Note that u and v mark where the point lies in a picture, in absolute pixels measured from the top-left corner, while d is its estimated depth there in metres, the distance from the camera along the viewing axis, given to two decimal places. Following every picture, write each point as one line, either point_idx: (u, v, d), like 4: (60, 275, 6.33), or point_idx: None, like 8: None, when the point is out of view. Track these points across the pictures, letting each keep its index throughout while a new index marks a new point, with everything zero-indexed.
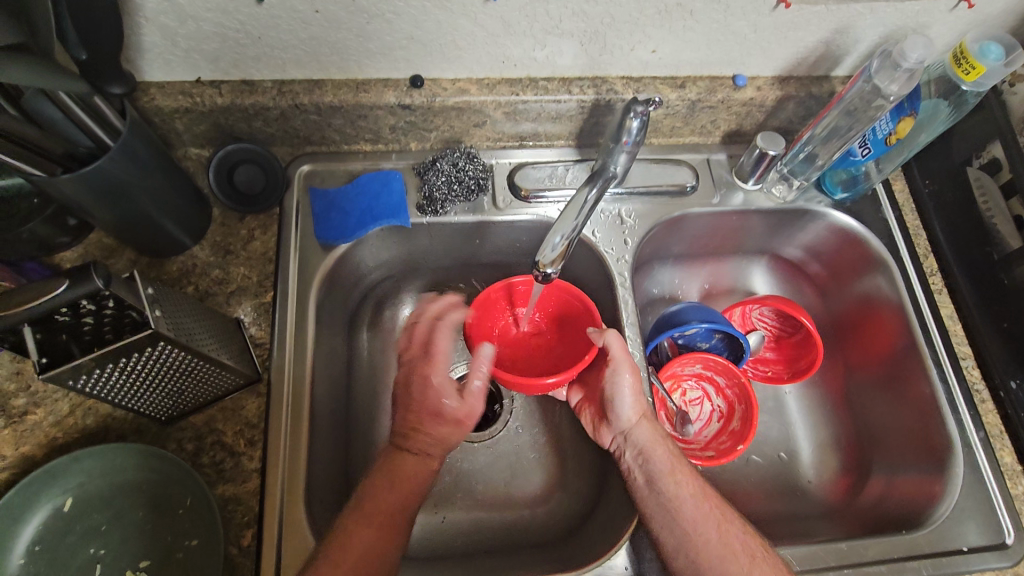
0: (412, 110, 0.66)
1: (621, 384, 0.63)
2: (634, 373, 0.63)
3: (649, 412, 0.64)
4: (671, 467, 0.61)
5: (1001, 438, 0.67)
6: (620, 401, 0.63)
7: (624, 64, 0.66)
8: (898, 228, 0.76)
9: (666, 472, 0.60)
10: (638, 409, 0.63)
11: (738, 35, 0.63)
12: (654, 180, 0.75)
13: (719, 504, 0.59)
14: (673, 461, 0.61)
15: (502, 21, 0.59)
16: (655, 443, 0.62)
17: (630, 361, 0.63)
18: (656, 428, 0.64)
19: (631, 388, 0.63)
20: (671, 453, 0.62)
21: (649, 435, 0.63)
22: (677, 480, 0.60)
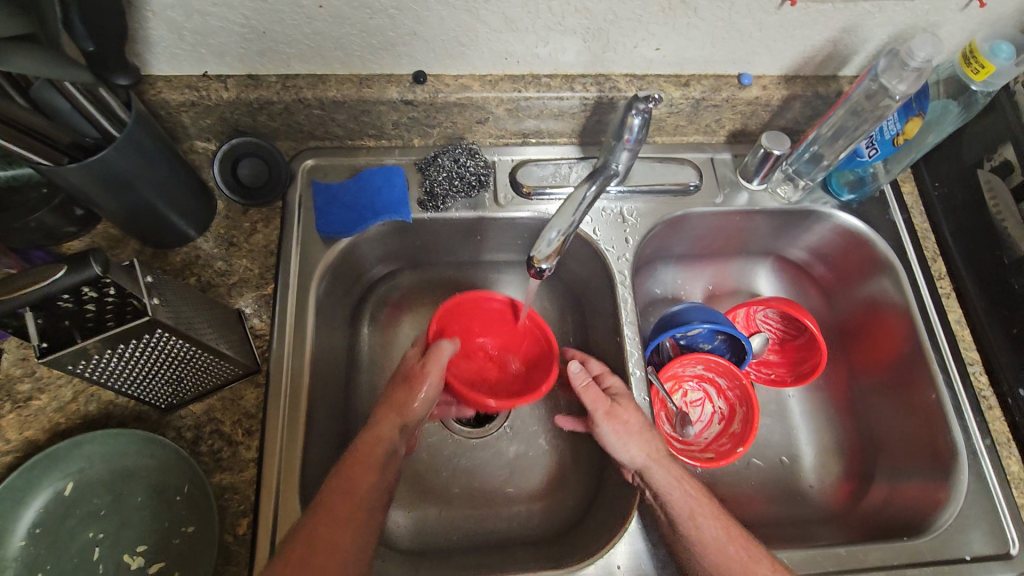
0: (415, 106, 0.66)
1: (608, 433, 0.62)
2: (611, 415, 0.62)
3: (660, 450, 0.61)
4: (691, 511, 0.58)
5: (1007, 446, 0.65)
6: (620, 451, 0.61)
7: (628, 62, 0.66)
8: (906, 231, 0.75)
9: (686, 516, 0.58)
10: (644, 452, 0.60)
11: (743, 33, 0.63)
12: (657, 179, 0.74)
13: (747, 544, 0.56)
14: (692, 503, 0.58)
15: (504, 18, 0.59)
16: (670, 486, 0.59)
17: (604, 405, 0.62)
18: (671, 466, 0.60)
19: (621, 433, 0.61)
20: (690, 495, 0.59)
21: (664, 477, 0.59)
22: (698, 524, 0.57)
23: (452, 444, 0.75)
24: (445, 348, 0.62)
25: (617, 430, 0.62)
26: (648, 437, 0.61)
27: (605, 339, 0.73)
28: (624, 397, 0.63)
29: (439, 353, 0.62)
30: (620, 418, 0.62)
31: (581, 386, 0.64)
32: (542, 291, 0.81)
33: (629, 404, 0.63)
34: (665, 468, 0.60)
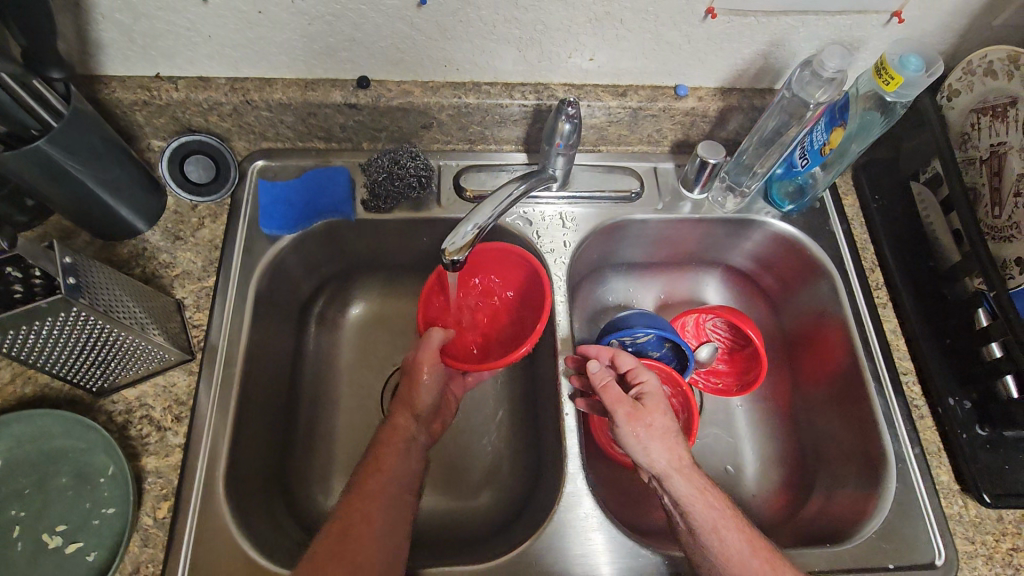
0: (359, 109, 0.69)
1: (630, 436, 0.59)
2: (634, 417, 0.59)
3: (682, 459, 0.59)
4: (713, 523, 0.56)
5: (937, 455, 0.64)
6: (643, 454, 0.59)
7: (564, 72, 0.69)
8: (845, 242, 0.75)
9: (708, 527, 0.56)
10: (664, 459, 0.59)
11: (673, 45, 0.65)
12: (601, 186, 0.76)
13: (770, 559, 0.55)
14: (714, 516, 0.56)
15: (437, 26, 0.62)
16: (692, 496, 0.57)
17: (626, 405, 0.60)
18: (693, 476, 0.59)
19: (641, 436, 0.59)
20: (712, 506, 0.57)
21: (685, 487, 0.58)
22: (721, 536, 0.55)
23: None
24: (437, 337, 0.62)
25: (638, 432, 0.59)
26: (672, 442, 0.59)
27: (544, 341, 0.74)
28: (650, 398, 0.62)
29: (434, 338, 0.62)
30: (643, 420, 0.60)
31: (603, 382, 0.61)
32: None
33: (654, 406, 0.61)
34: (687, 478, 0.58)
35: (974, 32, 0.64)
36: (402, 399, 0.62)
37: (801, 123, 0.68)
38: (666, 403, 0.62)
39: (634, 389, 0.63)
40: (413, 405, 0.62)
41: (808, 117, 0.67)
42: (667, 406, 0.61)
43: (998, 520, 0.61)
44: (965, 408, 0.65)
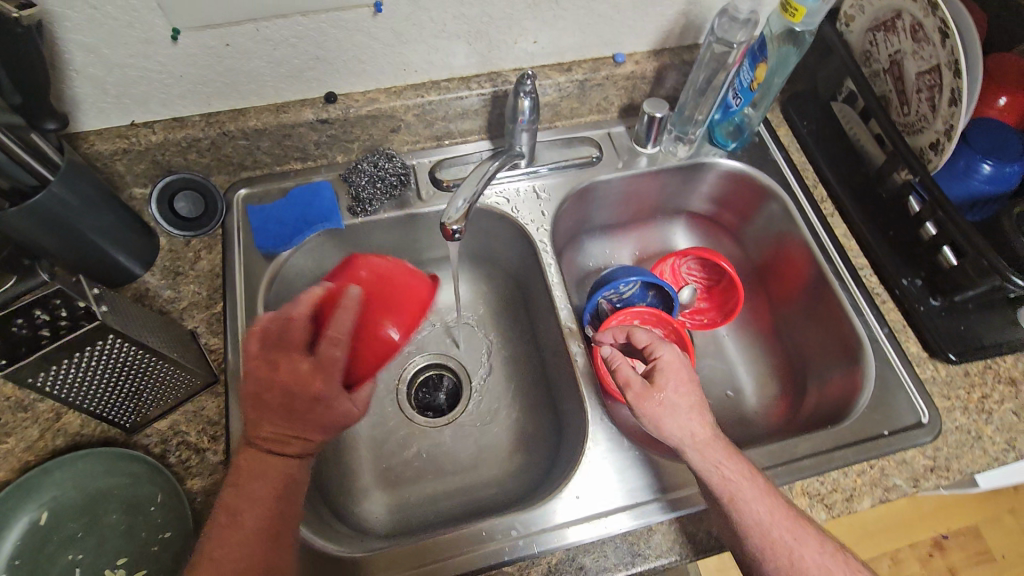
0: (330, 123, 0.73)
1: (644, 416, 0.61)
2: (643, 397, 0.61)
3: (696, 435, 0.60)
4: (731, 494, 0.57)
5: (904, 331, 0.73)
6: (657, 431, 0.61)
7: (513, 57, 0.75)
8: (787, 167, 0.84)
9: (726, 498, 0.57)
10: (678, 435, 0.60)
11: (605, 17, 0.73)
12: (565, 156, 0.82)
13: (793, 525, 0.55)
14: (732, 488, 0.57)
15: (392, 32, 0.67)
16: (708, 469, 0.58)
17: (635, 386, 0.62)
18: (710, 451, 0.59)
19: (652, 413, 0.61)
20: (730, 480, 0.57)
21: (701, 460, 0.59)
22: (738, 507, 0.56)
23: (416, 433, 0.78)
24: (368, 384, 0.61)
25: (650, 411, 0.61)
26: (685, 420, 0.60)
27: (541, 305, 0.79)
28: (662, 375, 0.63)
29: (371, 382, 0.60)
30: (653, 398, 0.61)
31: (616, 365, 0.64)
32: (482, 277, 0.88)
33: (665, 382, 0.63)
34: (705, 453, 0.59)
35: None
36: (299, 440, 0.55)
37: (728, 65, 0.75)
38: (680, 377, 0.63)
39: (651, 363, 0.65)
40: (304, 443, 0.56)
41: (732, 59, 0.74)
42: (682, 380, 0.63)
43: (965, 376, 0.70)
44: (917, 285, 0.73)
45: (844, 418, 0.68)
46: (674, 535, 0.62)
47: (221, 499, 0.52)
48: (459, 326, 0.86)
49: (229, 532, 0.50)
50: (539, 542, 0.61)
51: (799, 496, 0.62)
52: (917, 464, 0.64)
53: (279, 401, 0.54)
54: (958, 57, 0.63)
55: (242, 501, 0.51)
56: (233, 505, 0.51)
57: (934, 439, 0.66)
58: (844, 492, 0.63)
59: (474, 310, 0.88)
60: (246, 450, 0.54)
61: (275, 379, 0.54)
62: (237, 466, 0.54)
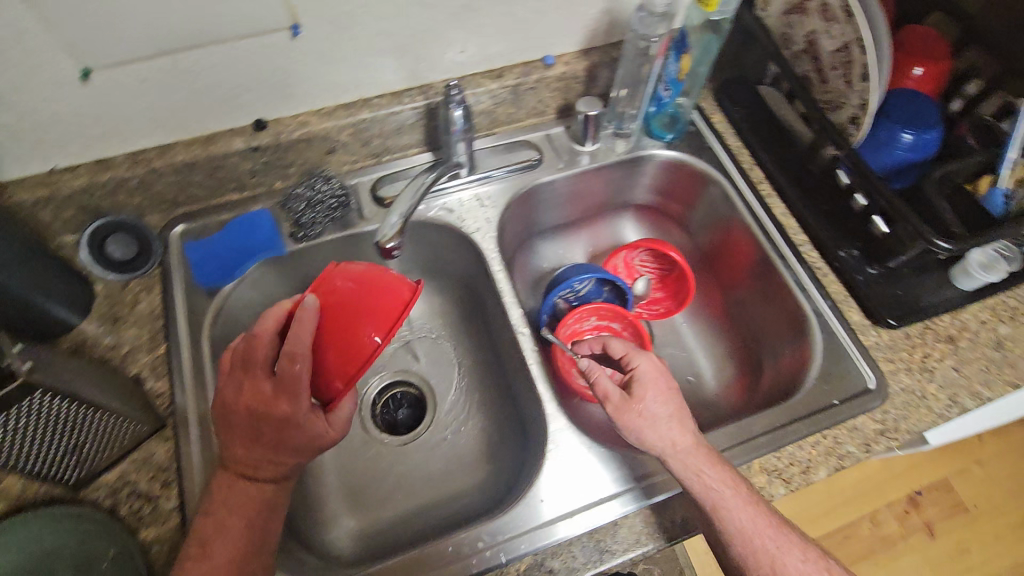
0: (263, 151, 0.72)
1: (625, 428, 0.63)
2: (622, 409, 0.63)
3: (676, 444, 0.61)
4: (713, 501, 0.57)
5: (846, 301, 0.75)
6: (639, 442, 0.62)
7: (443, 68, 0.75)
8: (724, 152, 0.86)
9: (709, 507, 0.58)
10: (659, 444, 0.61)
11: (529, 21, 0.73)
12: (505, 161, 0.83)
13: (775, 528, 0.57)
14: (714, 496, 0.58)
15: (315, 54, 0.66)
16: (692, 479, 0.59)
17: (614, 399, 0.64)
18: (692, 459, 0.59)
19: (633, 425, 0.62)
20: (712, 488, 0.58)
21: (683, 470, 0.59)
22: (721, 516, 0.57)
23: (383, 453, 0.77)
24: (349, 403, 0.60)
25: (631, 423, 0.63)
26: (663, 429, 0.61)
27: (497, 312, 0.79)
28: (639, 386, 0.65)
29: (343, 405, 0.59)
30: (632, 410, 0.63)
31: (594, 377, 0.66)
32: (437, 289, 0.88)
33: (643, 393, 0.64)
34: (689, 462, 0.59)
35: None
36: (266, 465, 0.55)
37: (653, 57, 0.76)
38: (657, 388, 0.65)
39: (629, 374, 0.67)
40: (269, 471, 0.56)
41: (656, 50, 0.75)
42: (659, 390, 0.65)
43: (907, 338, 0.72)
44: (855, 255, 0.76)
45: (796, 394, 0.70)
46: (640, 527, 0.63)
47: (194, 532, 0.53)
48: (418, 341, 0.86)
49: (197, 569, 0.50)
50: (526, 542, 0.61)
51: (758, 474, 0.64)
52: (868, 429, 0.67)
53: (245, 423, 0.55)
54: (861, 34, 0.67)
55: (214, 534, 0.52)
56: (205, 535, 0.52)
57: (882, 402, 0.68)
58: (801, 464, 0.65)
59: (432, 323, 0.87)
60: (222, 476, 0.55)
61: (240, 401, 0.55)
62: (212, 490, 0.55)
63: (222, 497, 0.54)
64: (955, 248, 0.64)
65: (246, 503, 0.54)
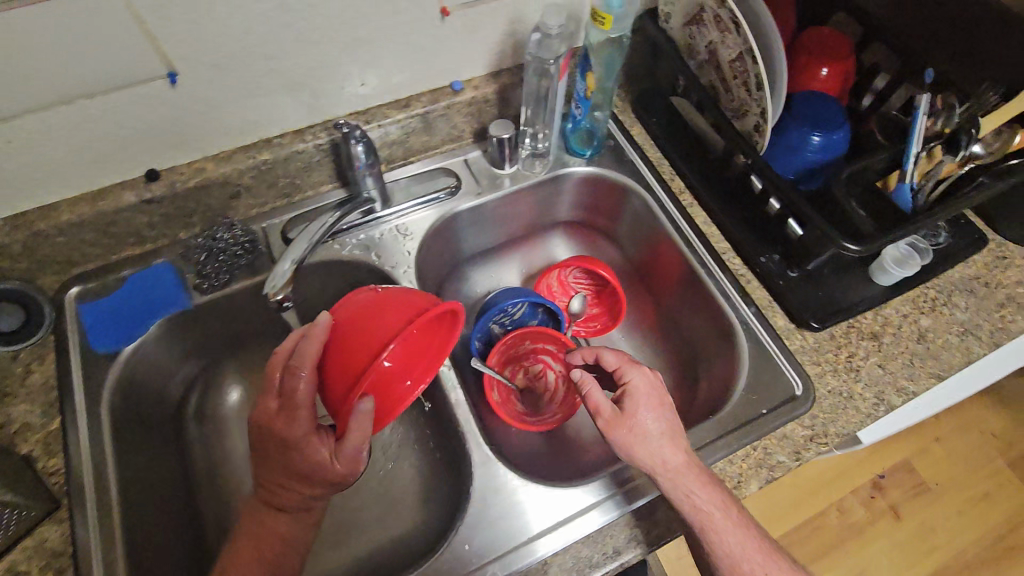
0: (158, 202, 0.69)
1: (619, 443, 0.62)
2: (613, 424, 0.62)
3: (667, 464, 0.59)
4: (703, 524, 0.57)
5: (771, 306, 0.75)
6: (630, 459, 0.61)
7: (345, 103, 0.73)
8: (644, 164, 0.85)
9: (700, 529, 0.57)
10: (650, 462, 0.60)
11: (429, 49, 0.72)
12: (421, 192, 0.81)
13: (764, 551, 0.56)
14: (703, 517, 0.57)
15: (201, 99, 0.63)
16: (682, 499, 0.58)
17: (605, 413, 0.63)
18: (682, 479, 0.58)
19: (624, 441, 0.61)
20: (704, 512, 0.57)
21: (674, 490, 0.58)
22: (712, 540, 0.57)
23: None
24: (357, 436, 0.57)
25: (622, 439, 0.61)
26: (654, 448, 0.60)
27: None
28: (630, 400, 0.63)
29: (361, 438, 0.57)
30: (622, 426, 0.62)
31: (585, 389, 0.65)
32: None
33: (634, 408, 0.63)
34: (681, 483, 0.58)
35: None
36: (279, 489, 0.58)
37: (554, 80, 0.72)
38: (649, 401, 0.63)
39: (620, 387, 0.66)
40: (279, 498, 0.59)
41: (556, 73, 0.71)
42: (652, 404, 0.63)
43: (832, 339, 0.73)
44: (775, 259, 0.75)
45: (727, 404, 0.70)
46: (572, 561, 0.62)
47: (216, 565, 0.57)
48: None
49: None
50: (514, 560, 0.62)
51: None
52: (797, 436, 0.66)
53: (272, 449, 0.57)
54: (749, 44, 0.66)
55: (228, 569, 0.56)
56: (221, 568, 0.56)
57: (810, 408, 0.68)
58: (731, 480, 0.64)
59: None
60: (251, 501, 0.60)
61: (266, 425, 0.57)
62: (243, 517, 0.60)
63: (247, 523, 0.59)
64: (864, 249, 0.64)
65: (268, 531, 0.58)
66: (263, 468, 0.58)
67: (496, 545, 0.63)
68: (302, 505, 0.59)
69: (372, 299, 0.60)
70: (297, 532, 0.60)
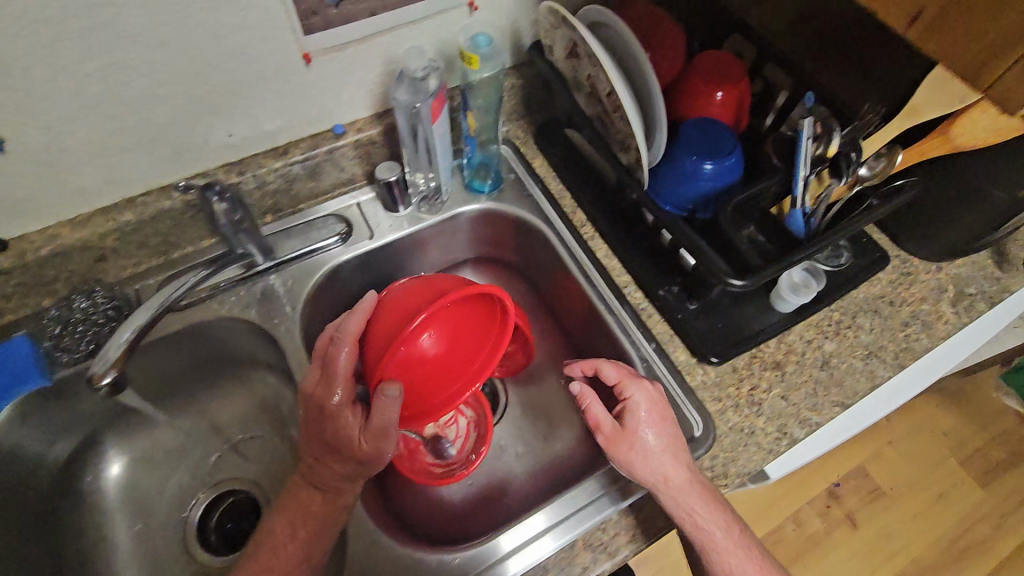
0: (8, 274, 0.64)
1: (621, 456, 0.63)
2: (612, 440, 0.64)
3: (669, 479, 0.60)
4: (703, 542, 0.60)
5: (672, 341, 0.73)
6: (629, 472, 0.62)
7: (213, 155, 0.69)
8: (545, 198, 0.83)
9: (703, 547, 0.61)
10: (652, 476, 0.61)
11: (299, 95, 0.69)
12: (307, 241, 0.77)
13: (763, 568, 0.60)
14: (704, 534, 0.60)
15: (40, 163, 0.59)
16: (683, 515, 0.60)
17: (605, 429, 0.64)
18: (689, 496, 0.60)
19: (624, 458, 0.62)
20: (704, 531, 0.60)
21: (673, 507, 0.60)
22: (715, 559, 0.60)
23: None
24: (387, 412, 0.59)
25: (624, 455, 0.63)
26: (653, 464, 0.61)
27: None
28: (631, 417, 0.64)
29: (388, 414, 0.59)
30: (622, 442, 0.63)
31: (585, 404, 0.66)
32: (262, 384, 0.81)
33: (635, 424, 0.63)
34: (686, 500, 0.60)
35: None
36: (312, 464, 0.63)
37: (427, 125, 0.69)
38: (648, 416, 0.64)
39: (620, 402, 0.66)
40: (313, 475, 0.63)
41: (427, 118, 0.68)
42: (654, 418, 0.63)
43: (733, 372, 0.71)
44: (674, 292, 0.74)
45: None
46: None
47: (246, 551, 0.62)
48: (248, 444, 0.80)
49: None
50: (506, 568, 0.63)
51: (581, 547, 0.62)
52: None
53: (311, 424, 0.62)
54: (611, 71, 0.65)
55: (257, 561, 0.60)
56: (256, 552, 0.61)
57: (709, 449, 0.66)
58: (627, 532, 0.66)
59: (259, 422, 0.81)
60: (295, 478, 0.65)
61: (308, 398, 0.62)
62: (285, 492, 0.65)
63: (285, 500, 0.64)
64: (751, 283, 0.62)
65: (301, 504, 0.62)
66: (306, 440, 0.63)
67: (456, 573, 0.63)
68: (331, 485, 0.62)
69: (417, 286, 0.65)
70: (321, 515, 0.62)
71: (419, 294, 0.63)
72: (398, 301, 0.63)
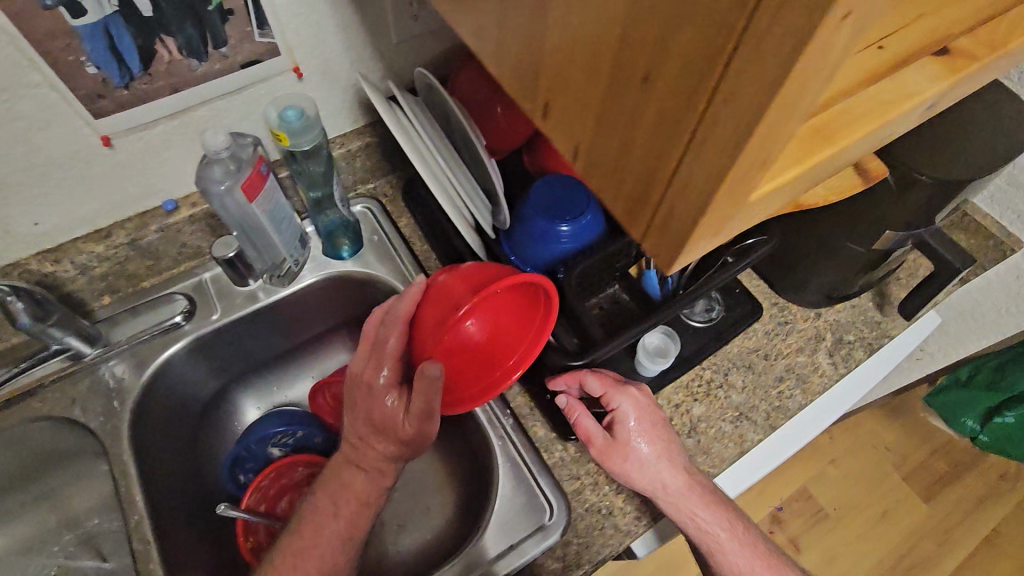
0: None
1: (618, 468, 0.61)
2: (607, 452, 0.61)
3: (667, 486, 0.60)
4: (707, 543, 0.62)
5: (531, 414, 0.69)
6: (630, 482, 0.61)
7: (21, 245, 0.64)
8: (409, 263, 0.78)
9: (709, 547, 0.63)
10: (651, 487, 0.60)
11: (110, 177, 0.64)
12: (145, 325, 0.72)
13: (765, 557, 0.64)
14: (709, 536, 0.62)
15: None
16: (687, 521, 0.61)
17: (597, 442, 0.61)
18: (692, 500, 0.60)
19: (621, 471, 0.61)
20: (709, 533, 0.62)
21: (678, 514, 0.60)
22: (721, 555, 0.63)
23: None
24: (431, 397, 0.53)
25: (620, 468, 0.61)
26: (651, 474, 0.60)
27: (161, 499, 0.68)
28: (621, 428, 0.61)
29: (431, 399, 0.53)
30: (617, 455, 0.61)
31: (574, 418, 0.62)
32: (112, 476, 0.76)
33: (626, 435, 0.61)
34: (691, 504, 0.60)
35: (385, 52, 0.71)
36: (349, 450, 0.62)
37: (245, 206, 0.63)
38: (641, 421, 0.62)
39: (609, 413, 0.63)
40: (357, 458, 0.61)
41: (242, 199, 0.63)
42: (645, 423, 0.62)
43: None
44: None
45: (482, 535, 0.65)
46: None
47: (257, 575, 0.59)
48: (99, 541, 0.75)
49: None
50: None
51: None
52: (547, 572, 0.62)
53: (361, 405, 0.59)
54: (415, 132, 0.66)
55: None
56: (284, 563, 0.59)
57: (563, 535, 0.62)
58: None
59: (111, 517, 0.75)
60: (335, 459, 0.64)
61: (357, 376, 0.58)
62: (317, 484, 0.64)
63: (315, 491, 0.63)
64: (589, 359, 0.60)
65: (334, 489, 0.62)
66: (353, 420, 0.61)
67: None
68: (375, 468, 0.61)
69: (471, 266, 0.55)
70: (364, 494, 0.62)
71: (471, 275, 0.54)
72: (446, 286, 0.54)
